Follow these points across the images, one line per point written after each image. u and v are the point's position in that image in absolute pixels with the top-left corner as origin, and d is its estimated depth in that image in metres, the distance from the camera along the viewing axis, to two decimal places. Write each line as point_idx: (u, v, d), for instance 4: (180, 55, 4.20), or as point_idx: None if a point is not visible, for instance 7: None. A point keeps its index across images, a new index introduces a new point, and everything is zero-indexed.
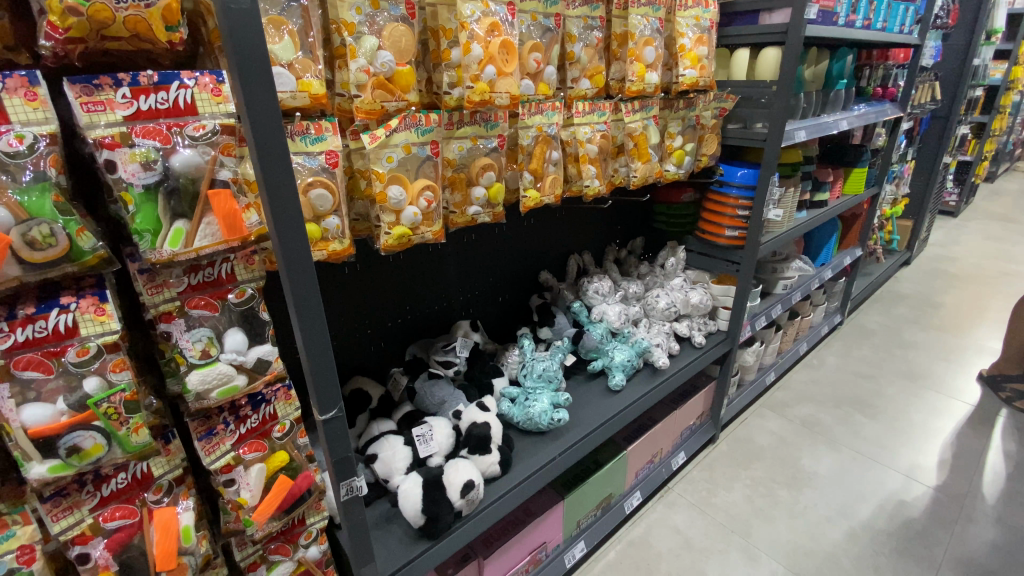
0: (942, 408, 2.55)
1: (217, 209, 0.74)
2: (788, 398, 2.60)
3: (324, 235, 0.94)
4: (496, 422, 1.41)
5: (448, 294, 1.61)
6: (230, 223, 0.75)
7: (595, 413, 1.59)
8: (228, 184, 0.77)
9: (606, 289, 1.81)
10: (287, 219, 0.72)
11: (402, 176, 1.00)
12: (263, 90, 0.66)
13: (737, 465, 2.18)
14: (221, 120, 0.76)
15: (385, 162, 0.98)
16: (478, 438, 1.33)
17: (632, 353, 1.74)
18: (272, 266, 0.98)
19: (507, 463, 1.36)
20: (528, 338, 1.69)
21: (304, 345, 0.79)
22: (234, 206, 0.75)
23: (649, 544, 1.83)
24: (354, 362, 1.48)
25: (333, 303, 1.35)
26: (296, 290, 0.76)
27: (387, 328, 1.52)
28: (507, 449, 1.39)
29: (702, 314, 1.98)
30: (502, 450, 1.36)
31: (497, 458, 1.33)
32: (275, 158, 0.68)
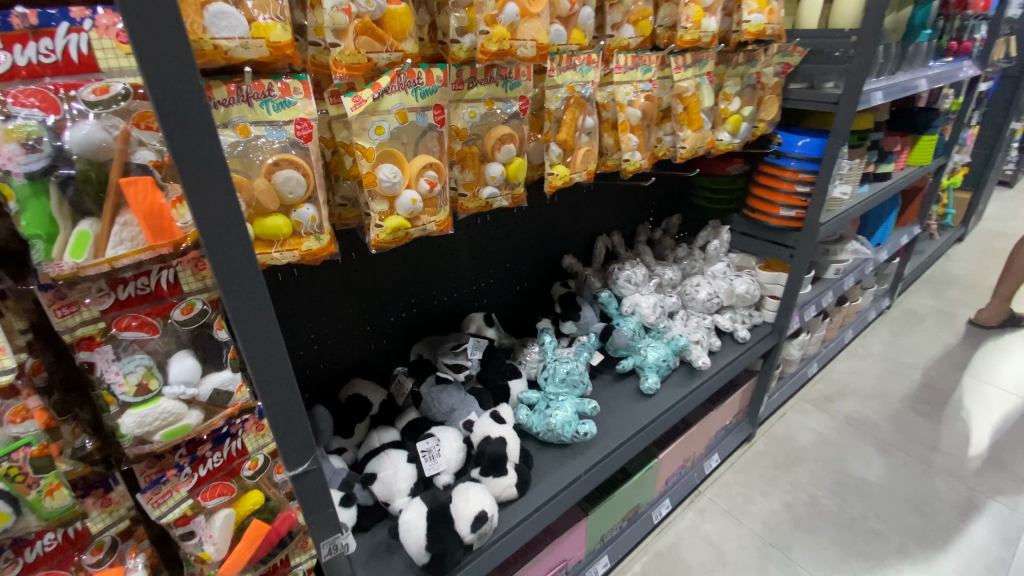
0: (991, 400, 2.34)
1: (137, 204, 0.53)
2: (831, 391, 2.38)
3: (298, 229, 0.73)
4: (514, 435, 1.23)
5: (458, 283, 1.41)
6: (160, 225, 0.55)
7: (625, 421, 1.40)
8: (149, 169, 0.55)
9: (640, 278, 1.58)
10: (223, 231, 0.53)
11: (396, 152, 0.78)
12: (176, 54, 0.46)
13: (775, 467, 1.99)
14: (133, 80, 0.54)
15: (373, 134, 0.75)
16: (491, 457, 1.15)
17: (667, 350, 1.53)
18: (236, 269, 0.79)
19: (526, 484, 1.19)
20: (549, 333, 1.49)
21: (260, 386, 0.62)
22: (159, 201, 0.54)
23: (679, 557, 1.67)
24: (354, 364, 1.31)
25: (325, 296, 1.18)
26: (245, 318, 0.58)
27: (389, 323, 1.33)
28: (525, 466, 1.21)
29: (746, 305, 1.75)
30: (519, 469, 1.19)
31: (514, 479, 1.16)
32: (200, 149, 0.50)
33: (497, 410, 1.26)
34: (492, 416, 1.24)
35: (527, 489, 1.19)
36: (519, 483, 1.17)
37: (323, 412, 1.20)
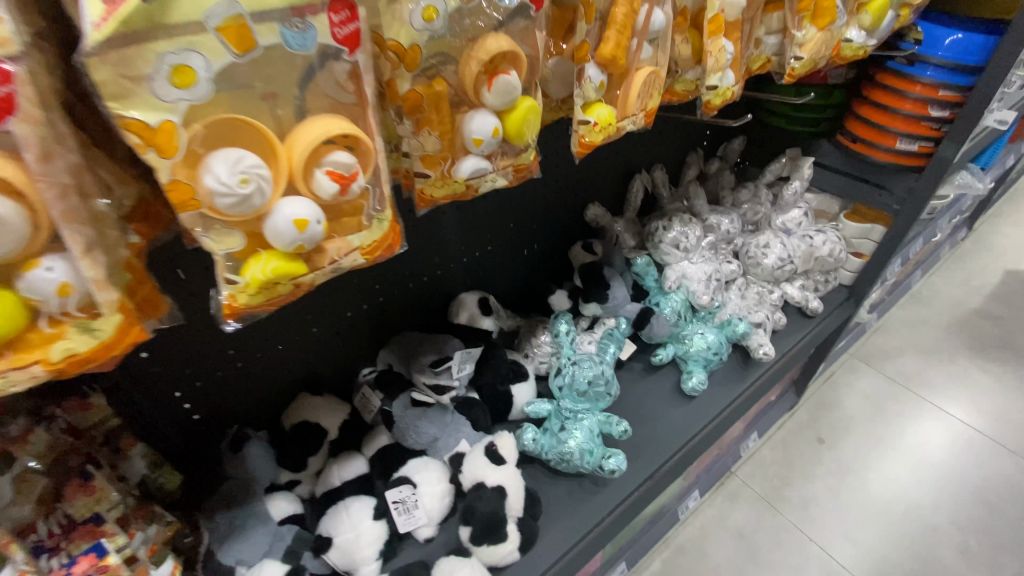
0: None
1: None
2: (889, 346, 2.04)
3: (37, 311, 0.35)
4: (518, 477, 0.93)
5: (442, 256, 1.01)
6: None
7: (661, 438, 1.07)
8: None
9: (692, 239, 1.17)
10: None
11: (244, 120, 0.35)
12: None
13: (820, 441, 1.71)
14: None
15: (169, 86, 0.32)
16: (486, 516, 0.86)
17: (719, 337, 1.16)
18: None
19: (531, 542, 0.90)
20: (566, 319, 1.11)
21: None
22: None
23: (703, 553, 1.45)
24: (301, 374, 0.96)
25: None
26: None
27: (345, 318, 0.96)
28: (531, 517, 0.92)
29: (825, 270, 1.36)
30: (522, 525, 0.89)
31: (515, 543, 0.87)
32: None
33: (495, 443, 0.95)
34: (488, 453, 0.93)
35: (532, 549, 0.90)
36: (522, 545, 0.88)
37: (256, 450, 0.87)
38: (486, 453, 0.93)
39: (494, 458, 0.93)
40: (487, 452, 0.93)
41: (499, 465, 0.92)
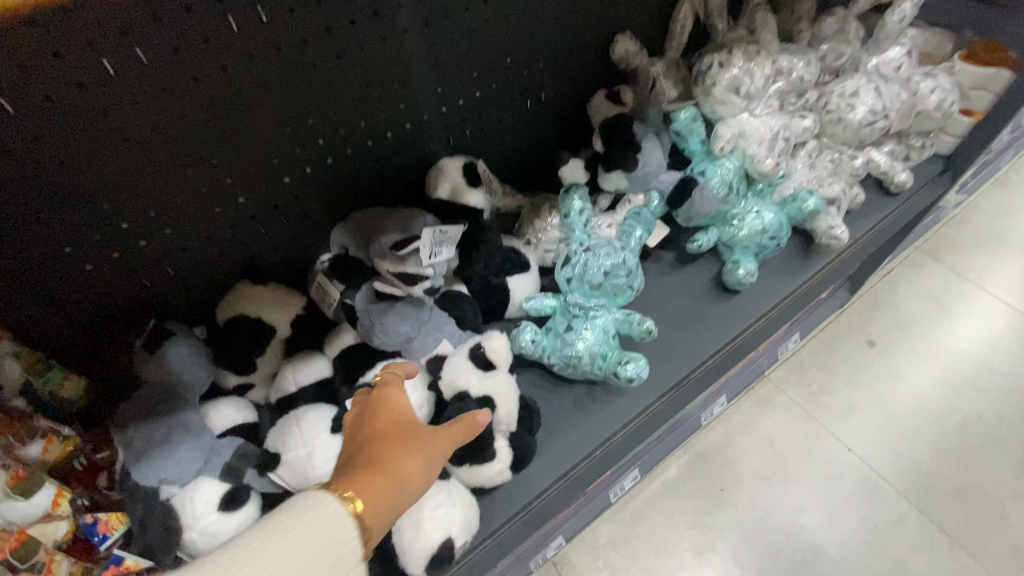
0: None
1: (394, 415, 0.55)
2: (963, 240, 1.73)
3: None
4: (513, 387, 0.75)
5: (412, 102, 0.74)
6: (387, 437, 0.52)
7: (695, 340, 0.86)
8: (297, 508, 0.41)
9: (759, 83, 0.87)
10: None
11: None
12: None
13: (870, 344, 1.49)
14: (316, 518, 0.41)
15: None
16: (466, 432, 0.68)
17: (779, 216, 0.89)
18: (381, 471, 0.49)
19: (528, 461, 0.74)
20: (580, 193, 0.84)
21: None
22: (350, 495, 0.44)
23: (726, 461, 1.30)
24: (239, 260, 0.74)
25: (121, 148, 0.57)
26: None
27: (285, 186, 0.71)
28: (526, 431, 0.75)
29: (924, 130, 1.07)
30: (513, 442, 0.73)
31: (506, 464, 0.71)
32: None
33: (482, 344, 0.75)
34: (472, 355, 0.74)
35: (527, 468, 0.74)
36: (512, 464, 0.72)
37: (178, 351, 0.68)
38: (470, 357, 0.74)
39: (481, 361, 0.74)
40: (471, 356, 0.74)
41: (487, 371, 0.73)
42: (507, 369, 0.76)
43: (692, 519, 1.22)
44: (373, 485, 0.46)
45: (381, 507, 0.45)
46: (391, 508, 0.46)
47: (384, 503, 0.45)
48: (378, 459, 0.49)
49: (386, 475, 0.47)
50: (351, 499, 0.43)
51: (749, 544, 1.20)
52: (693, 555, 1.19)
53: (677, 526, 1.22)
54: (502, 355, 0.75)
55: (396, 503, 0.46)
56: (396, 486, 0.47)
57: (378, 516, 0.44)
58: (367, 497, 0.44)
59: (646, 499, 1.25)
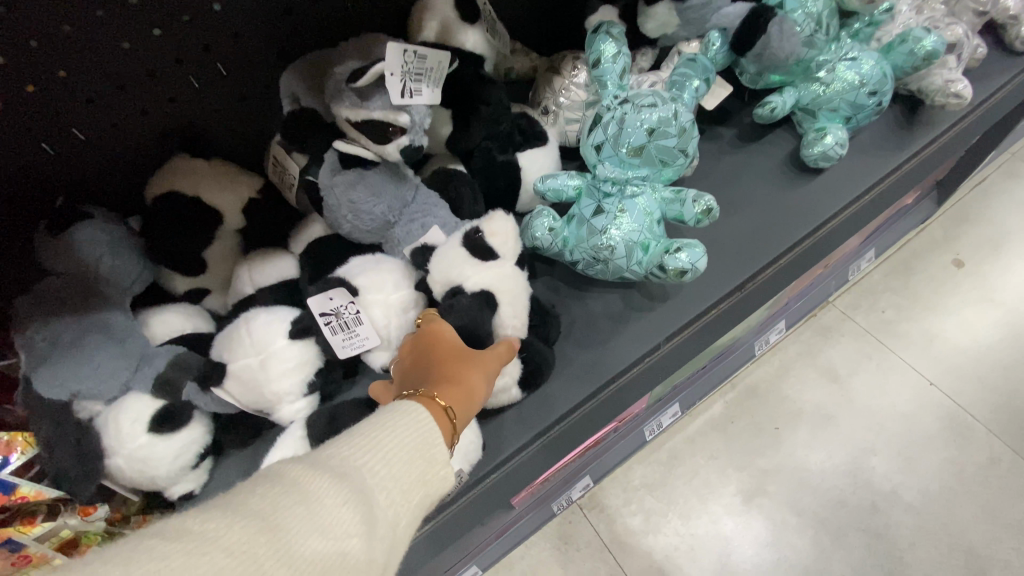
0: None
1: (441, 327, 0.49)
2: None
3: None
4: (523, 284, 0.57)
5: None
6: (445, 346, 0.47)
7: (765, 231, 0.66)
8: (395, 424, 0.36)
9: None
10: None
11: None
12: None
13: (957, 264, 1.26)
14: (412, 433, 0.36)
15: None
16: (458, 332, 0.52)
17: (882, 64, 0.67)
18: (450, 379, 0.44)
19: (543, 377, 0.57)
20: (613, 34, 0.62)
21: None
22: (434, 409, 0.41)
23: (782, 397, 1.12)
24: (175, 118, 0.58)
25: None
26: None
27: (217, 16, 0.53)
28: (540, 338, 0.59)
29: None
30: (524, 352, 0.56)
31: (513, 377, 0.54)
32: None
33: (481, 229, 0.57)
34: (469, 245, 0.56)
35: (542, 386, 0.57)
36: (523, 381, 0.55)
37: (91, 235, 0.54)
38: (465, 245, 0.56)
39: (478, 250, 0.56)
40: (467, 243, 0.56)
41: (485, 261, 0.56)
42: (516, 262, 0.58)
43: (740, 462, 1.06)
44: (452, 390, 0.43)
45: (464, 411, 0.42)
46: (470, 411, 0.43)
47: (463, 407, 0.43)
48: (446, 366, 0.45)
49: (459, 380, 0.44)
50: (437, 405, 0.41)
51: (807, 488, 1.04)
52: (741, 500, 1.04)
53: (723, 468, 1.06)
54: (506, 244, 0.57)
55: (475, 404, 0.44)
56: (471, 390, 0.44)
57: (462, 418, 0.42)
58: (450, 413, 0.41)
59: (687, 438, 1.09)
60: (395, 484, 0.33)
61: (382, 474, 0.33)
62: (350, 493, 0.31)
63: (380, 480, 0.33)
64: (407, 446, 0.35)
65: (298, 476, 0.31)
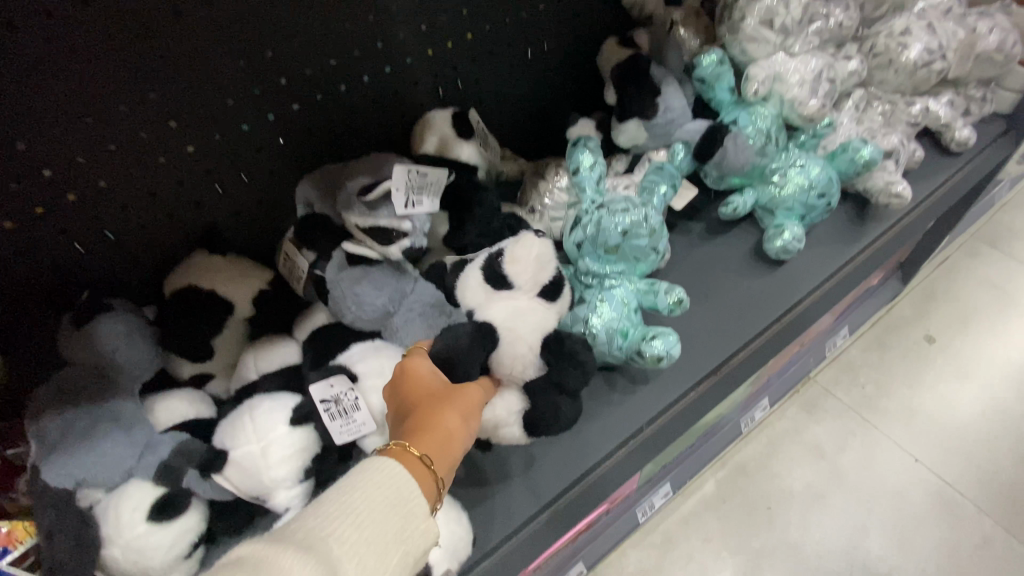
0: None
1: (421, 365, 0.51)
2: (1022, 225, 1.56)
3: None
4: (545, 307, 0.60)
5: (391, 40, 0.64)
6: (425, 388, 0.49)
7: (736, 318, 0.72)
8: (363, 482, 0.38)
9: (795, 15, 0.74)
10: None
11: None
12: None
13: (929, 340, 1.31)
14: (383, 492, 0.38)
15: None
16: (436, 351, 0.54)
17: (828, 171, 0.76)
18: (430, 420, 0.46)
19: (561, 422, 0.60)
20: (590, 147, 0.72)
21: None
22: (409, 457, 0.43)
23: (772, 475, 1.12)
24: (196, 223, 0.65)
25: (42, 26, 0.46)
26: None
27: (245, 138, 0.62)
28: (556, 390, 0.60)
29: (984, 78, 0.92)
30: (536, 385, 0.59)
31: (524, 407, 0.59)
32: None
33: (502, 256, 0.60)
34: (488, 272, 0.60)
35: (553, 432, 0.60)
36: (529, 426, 0.59)
37: (109, 326, 0.58)
38: (485, 273, 0.60)
39: (495, 277, 0.59)
40: (487, 269, 0.60)
41: (498, 288, 0.59)
42: (536, 291, 0.60)
43: (735, 544, 1.05)
44: (426, 438, 0.44)
45: (441, 456, 0.44)
46: (449, 455, 0.45)
47: (441, 451, 0.44)
48: (424, 409, 0.47)
49: (434, 427, 0.45)
50: (411, 455, 0.43)
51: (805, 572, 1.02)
52: None
53: (719, 551, 1.04)
54: (523, 272, 0.59)
55: (454, 445, 0.45)
56: (448, 434, 0.45)
57: (440, 462, 0.44)
58: (425, 459, 0.43)
59: (680, 519, 1.08)
60: (367, 549, 0.35)
61: (352, 537, 0.35)
62: (315, 565, 0.33)
63: (349, 547, 0.35)
64: (378, 507, 0.37)
65: (263, 552, 0.33)
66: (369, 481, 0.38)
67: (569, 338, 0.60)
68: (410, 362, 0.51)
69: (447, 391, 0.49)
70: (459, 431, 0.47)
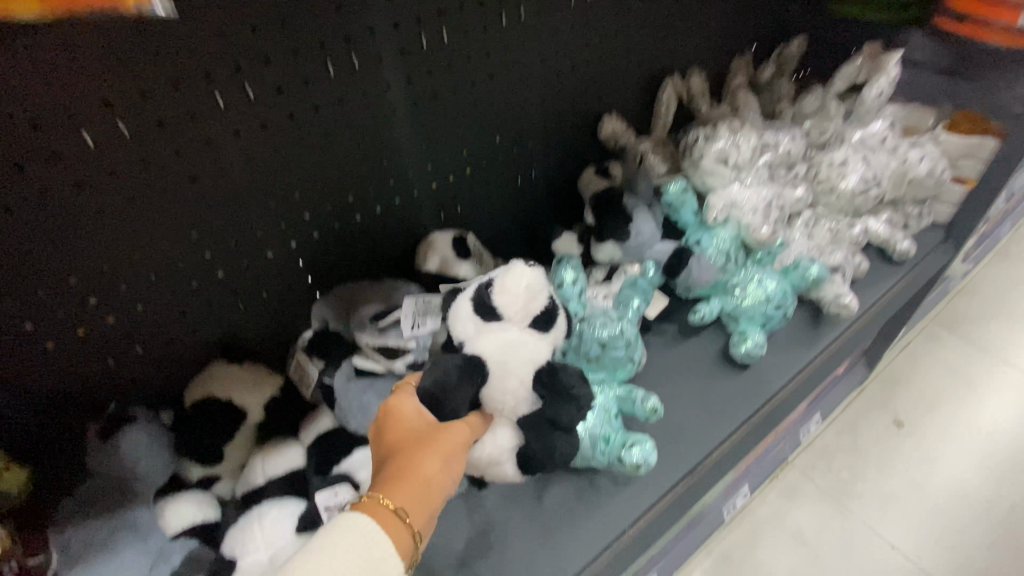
0: None
1: (404, 411, 0.53)
2: (977, 311, 1.68)
3: None
4: (537, 339, 0.60)
5: (399, 178, 0.75)
6: (406, 436, 0.51)
7: (707, 420, 0.79)
8: (336, 543, 0.41)
9: (744, 155, 0.87)
10: None
11: None
12: None
13: (898, 425, 1.38)
14: (354, 554, 0.40)
15: None
16: (426, 387, 0.55)
17: (782, 285, 0.86)
18: (408, 470, 0.48)
19: (556, 457, 0.63)
20: (573, 265, 0.80)
21: None
22: (384, 509, 0.45)
23: (755, 564, 1.15)
24: (216, 336, 0.71)
25: (109, 182, 0.54)
26: None
27: (265, 263, 0.70)
28: (550, 427, 0.62)
29: (918, 199, 1.05)
30: (529, 421, 0.63)
31: (517, 444, 0.63)
32: None
33: (491, 288, 0.60)
34: (477, 300, 0.61)
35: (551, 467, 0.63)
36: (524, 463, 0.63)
37: (136, 437, 0.63)
38: (474, 302, 0.61)
39: (484, 309, 0.60)
40: (477, 297, 0.61)
41: (487, 319, 0.60)
42: (529, 322, 0.61)
43: None
44: (401, 490, 0.46)
45: (416, 508, 0.46)
46: (425, 507, 0.47)
47: (417, 502, 0.47)
48: (403, 460, 0.49)
49: (412, 479, 0.48)
50: (386, 508, 0.45)
51: None
52: None
53: None
54: (513, 304, 0.59)
55: (430, 495, 0.48)
56: (424, 485, 0.48)
57: (415, 513, 0.46)
58: (399, 512, 0.45)
59: None
60: None
61: None
62: None
63: None
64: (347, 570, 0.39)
65: None
66: (342, 541, 0.41)
67: (563, 373, 0.61)
68: (395, 406, 0.54)
69: (426, 438, 0.51)
70: (436, 481, 0.49)
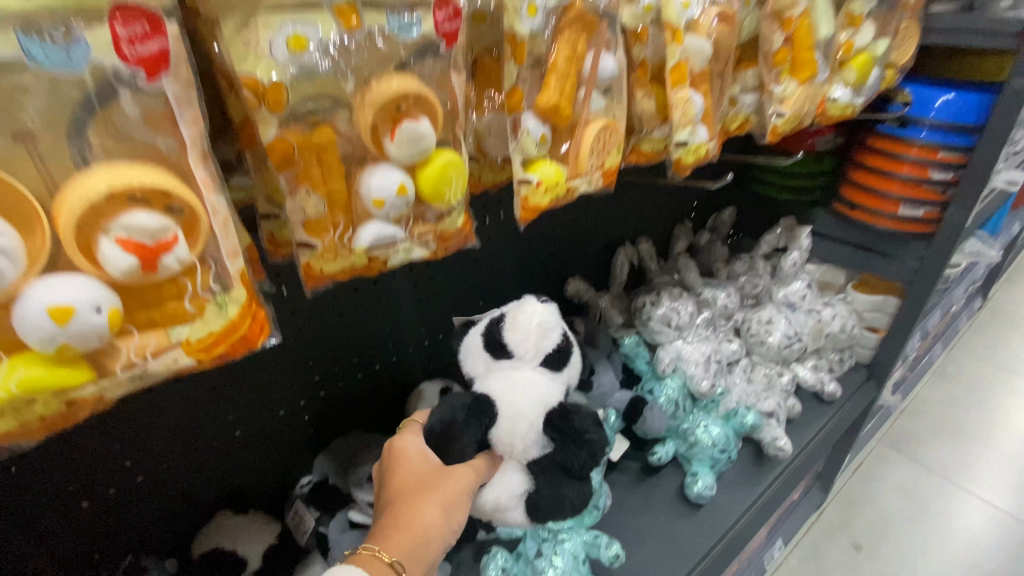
0: None
1: (407, 464, 0.62)
2: (920, 430, 1.82)
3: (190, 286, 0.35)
4: (546, 376, 0.68)
5: (395, 341, 0.89)
6: (408, 484, 0.60)
7: (667, 560, 0.87)
8: None
9: (685, 316, 1.04)
10: None
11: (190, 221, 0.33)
12: None
13: (858, 548, 1.45)
14: None
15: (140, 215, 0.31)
16: (433, 427, 0.64)
17: (726, 431, 0.99)
18: (406, 522, 0.56)
19: (567, 502, 0.67)
20: None
21: None
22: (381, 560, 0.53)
23: None
24: (223, 486, 0.79)
25: None
26: None
27: (275, 419, 0.81)
28: (562, 472, 0.67)
29: (838, 347, 1.22)
30: (542, 465, 0.67)
31: (529, 488, 0.67)
32: None
33: (502, 327, 0.70)
34: (488, 338, 0.70)
35: (563, 511, 0.68)
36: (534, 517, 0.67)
37: None
38: (486, 338, 0.70)
39: (495, 346, 0.69)
40: (488, 337, 0.70)
41: (497, 357, 0.69)
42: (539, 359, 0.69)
43: None
44: (396, 544, 0.54)
45: (410, 557, 0.54)
46: (419, 556, 0.55)
47: (410, 552, 0.54)
48: (401, 510, 0.57)
49: (410, 529, 0.56)
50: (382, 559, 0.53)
51: None
52: None
53: None
54: (524, 341, 0.68)
55: (424, 545, 0.55)
56: (419, 537, 0.55)
57: (408, 562, 0.54)
58: (394, 562, 0.53)
59: None
60: None
61: None
62: None
63: None
64: None
65: None
66: None
67: (577, 416, 0.67)
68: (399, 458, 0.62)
69: (425, 488, 0.59)
70: (430, 534, 0.56)
